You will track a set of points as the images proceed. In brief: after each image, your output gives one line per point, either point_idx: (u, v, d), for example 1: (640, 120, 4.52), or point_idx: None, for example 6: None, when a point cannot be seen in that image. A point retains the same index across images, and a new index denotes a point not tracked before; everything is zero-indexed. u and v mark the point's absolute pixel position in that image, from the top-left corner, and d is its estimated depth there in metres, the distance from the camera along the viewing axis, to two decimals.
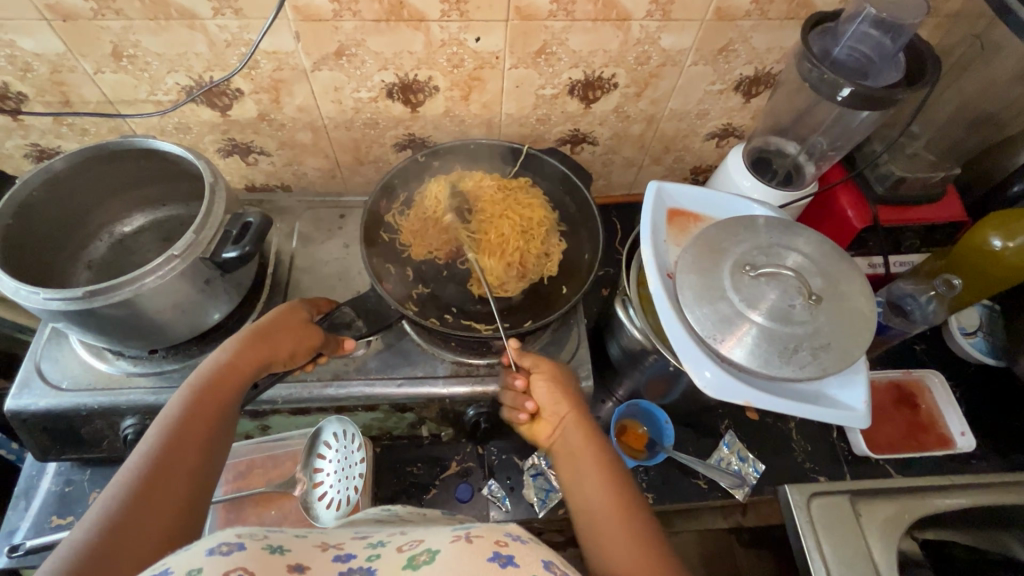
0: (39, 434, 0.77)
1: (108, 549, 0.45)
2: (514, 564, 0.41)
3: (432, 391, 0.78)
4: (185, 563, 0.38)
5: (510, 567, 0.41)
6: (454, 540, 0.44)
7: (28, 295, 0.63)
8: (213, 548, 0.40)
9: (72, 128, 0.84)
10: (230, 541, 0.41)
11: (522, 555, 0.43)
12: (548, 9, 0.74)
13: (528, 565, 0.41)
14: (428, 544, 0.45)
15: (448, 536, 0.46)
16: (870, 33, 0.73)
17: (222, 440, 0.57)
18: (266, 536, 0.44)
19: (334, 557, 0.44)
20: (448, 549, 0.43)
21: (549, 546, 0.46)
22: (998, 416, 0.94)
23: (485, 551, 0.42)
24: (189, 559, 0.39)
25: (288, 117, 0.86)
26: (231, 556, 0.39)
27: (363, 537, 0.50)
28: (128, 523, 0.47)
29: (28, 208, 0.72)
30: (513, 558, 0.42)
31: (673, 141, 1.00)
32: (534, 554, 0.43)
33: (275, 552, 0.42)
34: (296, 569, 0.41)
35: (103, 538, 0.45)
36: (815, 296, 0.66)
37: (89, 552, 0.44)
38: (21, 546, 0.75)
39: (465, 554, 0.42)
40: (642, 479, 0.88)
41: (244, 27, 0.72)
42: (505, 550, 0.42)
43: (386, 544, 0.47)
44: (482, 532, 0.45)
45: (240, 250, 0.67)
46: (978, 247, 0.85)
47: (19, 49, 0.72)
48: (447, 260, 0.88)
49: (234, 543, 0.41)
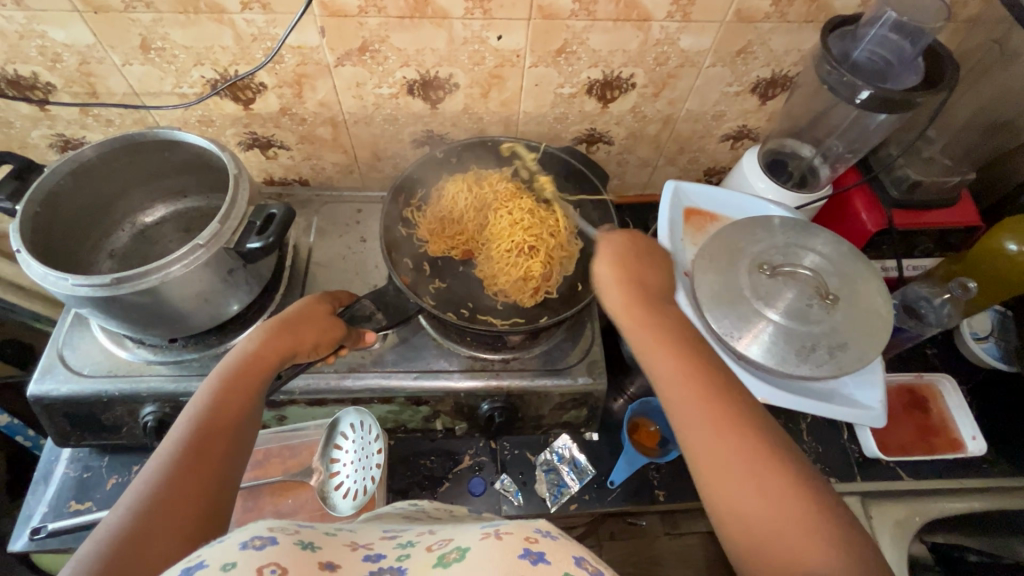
0: (59, 420, 0.78)
1: (140, 535, 0.46)
2: (545, 561, 0.40)
3: (448, 384, 0.79)
4: (220, 555, 0.39)
5: (542, 565, 0.40)
6: (484, 538, 0.44)
7: (56, 281, 0.64)
8: (246, 542, 0.40)
9: (97, 118, 0.85)
10: (263, 535, 0.42)
11: (553, 552, 0.42)
12: (570, 8, 0.75)
13: (558, 562, 0.41)
14: (457, 543, 0.45)
15: (478, 534, 0.46)
16: (889, 36, 0.74)
17: (249, 430, 0.58)
18: (298, 532, 0.45)
19: (363, 557, 0.45)
20: (478, 547, 0.43)
21: (579, 542, 0.46)
22: (1010, 422, 0.94)
23: (514, 548, 0.42)
24: (223, 551, 0.39)
25: (309, 112, 0.87)
26: (265, 550, 0.40)
27: (393, 537, 0.51)
28: (159, 507, 0.48)
29: (55, 196, 0.73)
30: (544, 554, 0.42)
31: (689, 141, 1.01)
32: (565, 550, 0.43)
33: (306, 548, 0.43)
34: (327, 566, 0.42)
35: (137, 526, 0.46)
36: (832, 296, 0.66)
37: (123, 538, 0.45)
38: (41, 529, 0.77)
39: (495, 552, 0.42)
40: (653, 476, 0.89)
41: (271, 22, 0.73)
42: (536, 547, 0.42)
43: (415, 545, 0.47)
44: (511, 529, 0.45)
45: (263, 242, 0.68)
46: (993, 251, 0.85)
47: (49, 40, 0.73)
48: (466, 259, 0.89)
49: (266, 537, 0.42)
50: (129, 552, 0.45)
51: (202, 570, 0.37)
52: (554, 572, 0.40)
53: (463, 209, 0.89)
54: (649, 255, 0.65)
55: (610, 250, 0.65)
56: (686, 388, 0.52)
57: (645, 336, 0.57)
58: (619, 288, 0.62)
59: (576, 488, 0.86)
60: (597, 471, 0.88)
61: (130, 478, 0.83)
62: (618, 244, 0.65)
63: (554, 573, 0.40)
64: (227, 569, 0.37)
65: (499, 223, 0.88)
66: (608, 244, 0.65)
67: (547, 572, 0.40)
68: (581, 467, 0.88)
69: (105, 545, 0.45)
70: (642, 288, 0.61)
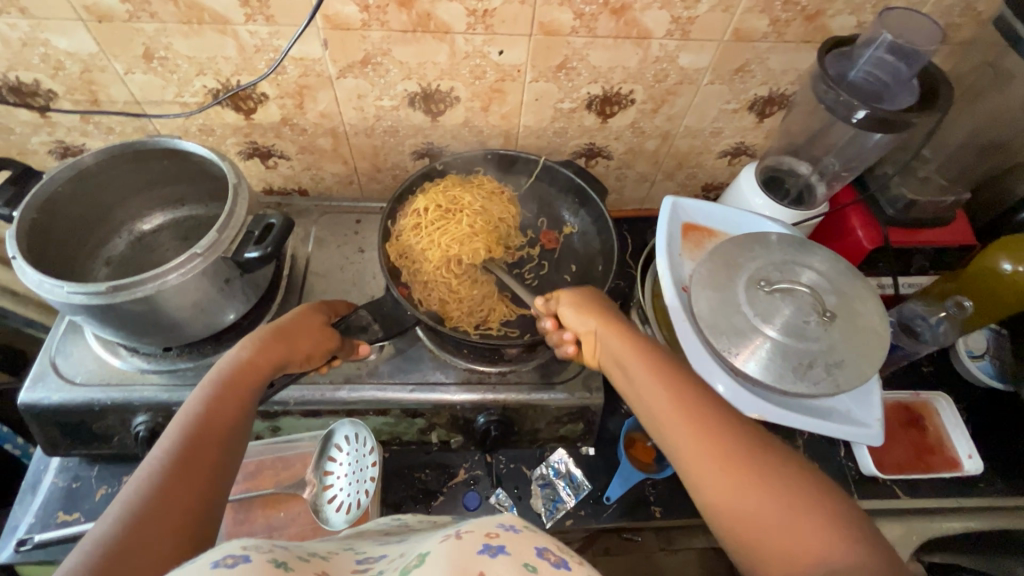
0: (49, 428, 0.77)
1: (127, 546, 0.44)
2: (504, 553, 0.41)
3: (443, 397, 0.78)
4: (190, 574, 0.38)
5: (501, 557, 0.40)
6: (444, 540, 0.45)
7: (50, 288, 0.63)
8: (218, 560, 0.40)
9: (97, 126, 0.85)
10: (236, 554, 0.41)
11: (513, 544, 0.43)
12: (571, 25, 0.76)
13: (519, 553, 0.41)
14: (419, 550, 0.45)
15: (439, 538, 0.46)
16: (885, 58, 0.75)
17: (240, 440, 0.56)
18: (271, 550, 0.44)
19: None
20: (438, 550, 0.43)
21: (543, 533, 0.46)
22: (1005, 441, 0.94)
23: (474, 545, 0.42)
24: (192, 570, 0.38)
25: (310, 122, 0.87)
26: (237, 568, 0.39)
27: (365, 568, 0.48)
28: (149, 515, 0.46)
29: (53, 203, 0.73)
30: (504, 547, 0.42)
31: (687, 157, 1.02)
32: (526, 542, 0.43)
33: (280, 567, 0.42)
34: None
35: (127, 533, 0.44)
36: (830, 313, 0.66)
37: (110, 546, 0.43)
38: (27, 541, 0.75)
39: (453, 551, 0.42)
40: (649, 491, 0.88)
41: (274, 34, 0.73)
42: (495, 542, 0.42)
43: (386, 569, 0.46)
44: (472, 528, 0.45)
45: (261, 251, 0.68)
46: (988, 271, 0.85)
47: (53, 48, 0.73)
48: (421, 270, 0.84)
49: (239, 555, 0.41)
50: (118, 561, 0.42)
51: None
52: (514, 563, 0.40)
53: (457, 214, 0.85)
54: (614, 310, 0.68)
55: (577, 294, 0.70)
56: (651, 379, 0.57)
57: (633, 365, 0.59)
58: (592, 313, 0.66)
59: (572, 503, 0.86)
60: (593, 486, 0.87)
61: (119, 489, 0.82)
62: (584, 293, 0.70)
63: (514, 561, 0.40)
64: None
65: (471, 235, 0.84)
66: (568, 292, 0.70)
67: (505, 563, 0.40)
68: (577, 482, 0.87)
69: (91, 557, 0.42)
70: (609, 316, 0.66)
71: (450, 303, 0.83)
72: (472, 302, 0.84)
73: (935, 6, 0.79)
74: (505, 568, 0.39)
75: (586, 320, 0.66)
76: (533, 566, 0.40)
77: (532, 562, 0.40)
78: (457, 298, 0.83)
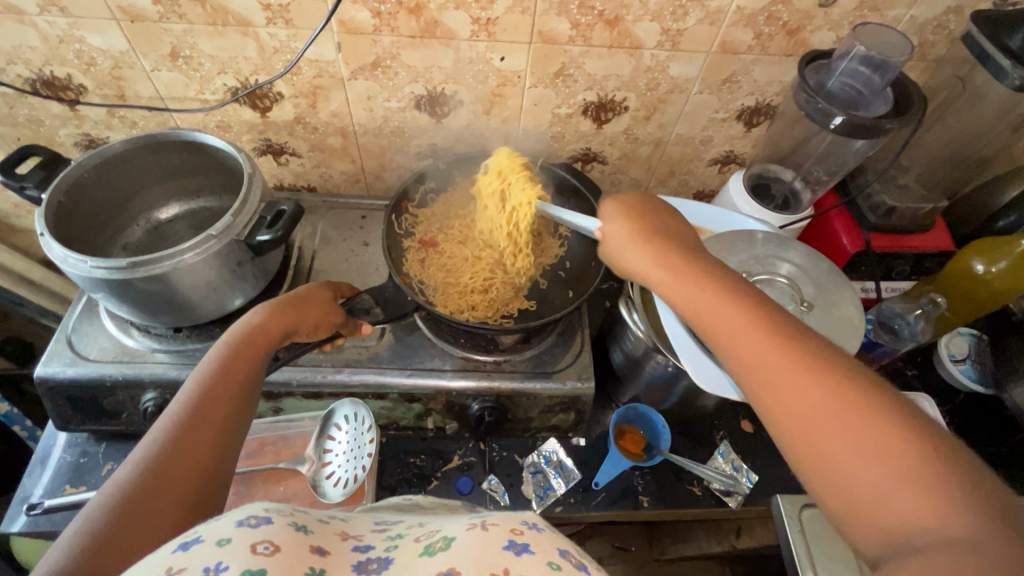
0: (61, 402, 0.81)
1: (144, 490, 0.48)
2: (530, 552, 0.41)
3: (440, 382, 0.82)
4: (217, 529, 0.42)
5: (527, 555, 0.41)
6: (469, 529, 0.45)
7: (75, 263, 0.68)
8: (242, 520, 0.42)
9: (122, 120, 0.91)
10: (258, 515, 0.44)
11: (538, 543, 0.44)
12: (569, 34, 0.82)
13: (543, 553, 0.43)
14: (444, 534, 0.47)
15: (465, 526, 0.47)
16: (859, 68, 0.80)
17: (251, 401, 0.60)
18: (292, 515, 0.47)
19: (353, 547, 0.47)
20: (464, 538, 0.44)
21: (565, 539, 0.47)
22: (985, 442, 0.97)
23: (500, 539, 0.43)
24: (220, 528, 0.42)
25: (321, 121, 0.93)
26: (259, 528, 0.42)
27: (384, 529, 0.52)
28: (162, 462, 0.50)
29: (78, 187, 0.78)
30: (528, 546, 0.43)
31: (678, 164, 1.06)
32: (550, 543, 0.44)
33: (299, 530, 0.45)
34: (316, 549, 0.44)
35: (144, 476, 0.49)
36: (807, 303, 0.71)
37: (129, 490, 0.47)
38: (38, 505, 0.78)
39: (480, 541, 0.43)
40: (637, 481, 0.90)
41: (292, 36, 0.79)
42: (520, 539, 0.43)
43: (404, 536, 0.49)
44: (498, 521, 0.46)
45: (272, 235, 0.72)
46: (961, 272, 0.89)
47: (87, 45, 0.79)
48: (422, 268, 0.91)
49: (261, 516, 0.44)
50: (135, 505, 0.47)
51: (198, 544, 0.40)
52: (539, 562, 0.41)
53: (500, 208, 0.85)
54: (661, 229, 0.63)
55: (620, 227, 0.64)
56: (699, 291, 0.54)
57: (723, 322, 0.51)
58: (633, 258, 0.61)
59: (562, 490, 0.88)
60: (583, 475, 0.90)
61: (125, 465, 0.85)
62: (627, 218, 0.64)
63: (538, 560, 0.41)
64: (222, 544, 0.39)
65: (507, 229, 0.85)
66: (611, 235, 0.65)
67: (529, 561, 0.41)
68: (567, 470, 0.90)
69: (111, 499, 0.46)
70: (647, 234, 0.62)
71: (451, 288, 0.89)
72: (472, 292, 0.89)
73: (910, 25, 0.85)
74: (530, 568, 0.39)
75: (629, 267, 0.62)
76: (560, 566, 0.41)
77: (556, 562, 0.41)
78: (454, 284, 0.89)
